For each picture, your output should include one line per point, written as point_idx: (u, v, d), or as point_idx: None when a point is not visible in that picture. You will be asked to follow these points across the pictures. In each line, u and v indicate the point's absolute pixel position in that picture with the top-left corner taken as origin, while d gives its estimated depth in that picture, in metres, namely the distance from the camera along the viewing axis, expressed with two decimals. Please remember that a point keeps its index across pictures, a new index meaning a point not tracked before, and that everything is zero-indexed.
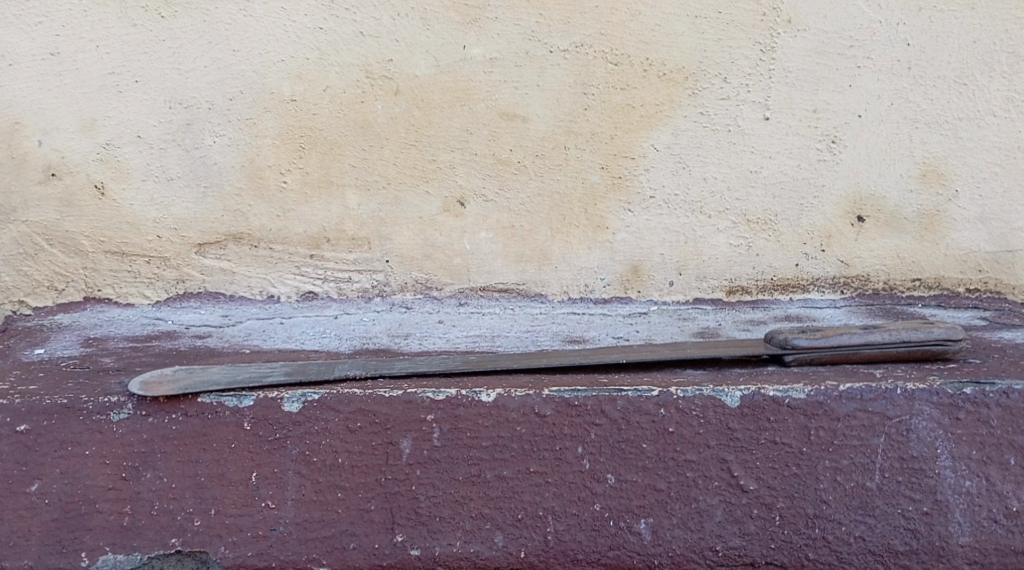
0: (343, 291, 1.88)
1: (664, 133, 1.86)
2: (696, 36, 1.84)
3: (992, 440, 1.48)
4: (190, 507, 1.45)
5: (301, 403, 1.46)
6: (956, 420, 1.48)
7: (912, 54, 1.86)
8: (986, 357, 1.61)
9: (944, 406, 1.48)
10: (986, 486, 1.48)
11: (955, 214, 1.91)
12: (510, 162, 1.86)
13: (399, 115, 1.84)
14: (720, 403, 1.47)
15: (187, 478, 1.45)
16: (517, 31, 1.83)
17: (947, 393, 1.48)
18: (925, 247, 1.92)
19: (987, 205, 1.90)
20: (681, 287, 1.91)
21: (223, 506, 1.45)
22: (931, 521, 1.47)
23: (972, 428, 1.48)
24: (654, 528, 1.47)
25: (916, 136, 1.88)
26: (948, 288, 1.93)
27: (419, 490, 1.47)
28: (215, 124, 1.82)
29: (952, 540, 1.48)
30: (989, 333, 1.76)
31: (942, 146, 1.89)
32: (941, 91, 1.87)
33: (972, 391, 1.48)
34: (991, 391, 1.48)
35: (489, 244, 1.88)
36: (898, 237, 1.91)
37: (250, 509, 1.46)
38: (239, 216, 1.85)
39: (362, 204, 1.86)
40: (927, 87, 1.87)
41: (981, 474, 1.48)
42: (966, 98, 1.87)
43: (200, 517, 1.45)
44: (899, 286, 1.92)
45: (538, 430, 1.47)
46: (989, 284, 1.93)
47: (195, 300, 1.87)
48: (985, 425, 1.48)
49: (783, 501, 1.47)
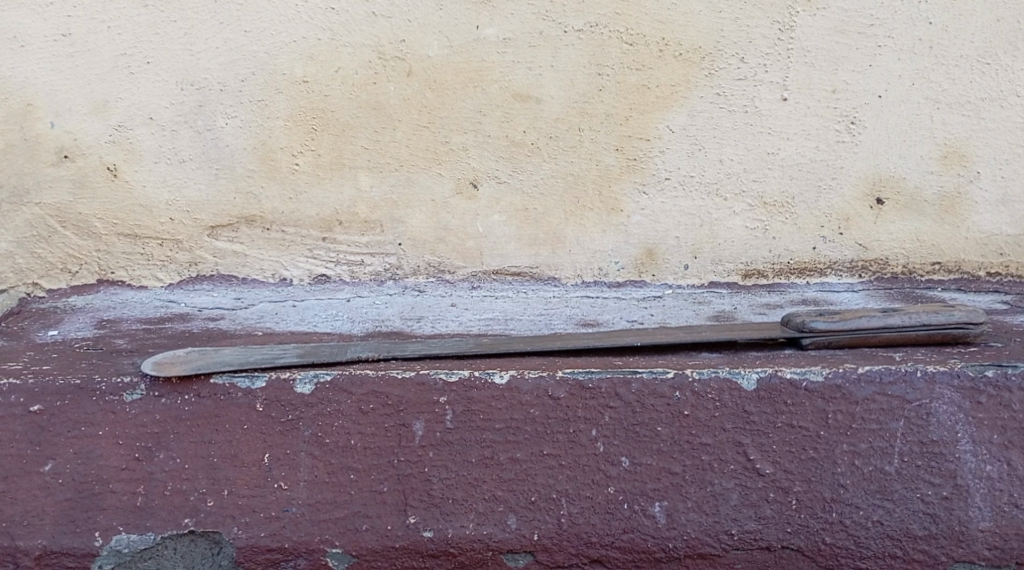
0: (356, 274, 1.88)
1: (679, 114, 1.85)
2: (711, 16, 1.82)
3: (1014, 424, 1.46)
4: (203, 487, 1.45)
5: (314, 384, 1.45)
6: (977, 403, 1.46)
7: (933, 33, 1.83)
8: (1007, 341, 1.59)
9: (965, 389, 1.46)
10: (1007, 471, 1.46)
11: (976, 197, 1.89)
12: (525, 144, 1.85)
13: (412, 96, 1.83)
14: (737, 386, 1.46)
15: (199, 459, 1.45)
16: (532, 11, 1.81)
17: (968, 376, 1.46)
18: (945, 230, 1.90)
19: (1010, 186, 1.88)
20: (696, 270, 1.90)
21: (236, 487, 1.45)
22: (951, 505, 1.46)
23: (993, 412, 1.46)
24: (668, 511, 1.46)
25: (937, 117, 1.86)
26: (968, 271, 1.91)
27: (433, 473, 1.46)
28: (227, 106, 1.82)
29: (972, 525, 1.46)
30: (1010, 316, 1.74)
31: (963, 126, 1.86)
32: (963, 71, 1.85)
33: (994, 374, 1.46)
34: (1013, 374, 1.46)
35: (502, 226, 1.87)
36: (918, 220, 1.89)
37: (263, 490, 1.45)
38: (252, 199, 1.84)
39: (375, 186, 1.85)
40: (949, 66, 1.85)
41: (1002, 458, 1.46)
42: (989, 78, 1.85)
43: (213, 497, 1.45)
44: (918, 270, 1.91)
45: (551, 413, 1.46)
46: (1011, 268, 1.91)
47: (208, 282, 1.87)
48: (1007, 408, 1.46)
49: (800, 484, 1.46)
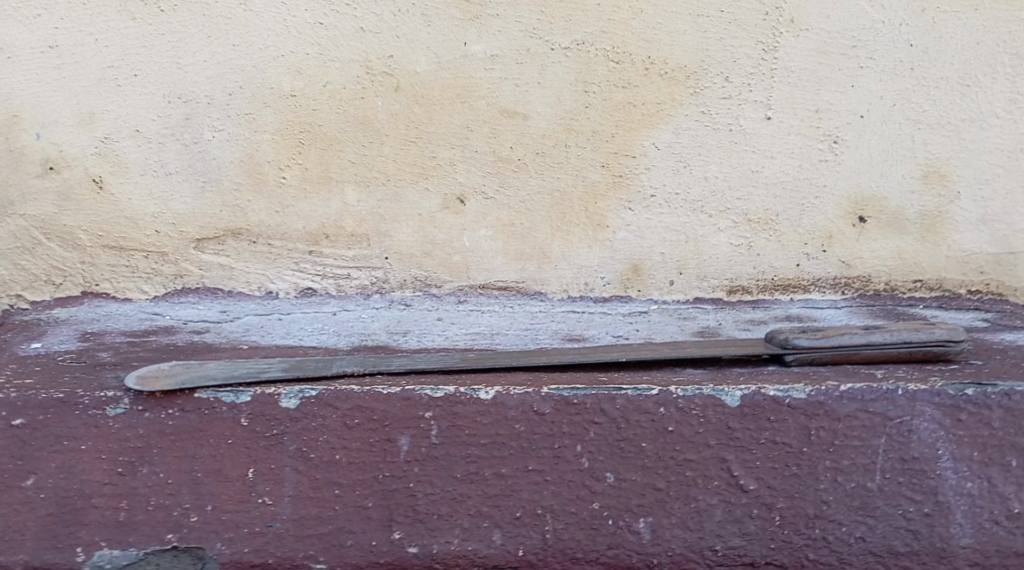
0: (342, 287, 1.88)
1: (664, 132, 1.86)
2: (697, 35, 1.83)
3: (994, 441, 1.48)
4: (186, 503, 1.44)
5: (298, 399, 1.45)
6: (958, 421, 1.47)
7: (915, 54, 1.85)
8: (986, 359, 1.60)
9: (945, 407, 1.47)
10: (987, 488, 1.48)
11: (957, 216, 1.90)
12: (511, 161, 1.86)
13: (399, 112, 1.83)
14: (720, 403, 1.46)
15: (183, 474, 1.44)
16: (519, 28, 1.82)
17: (949, 394, 1.47)
18: (927, 248, 1.91)
19: (989, 206, 1.90)
20: (682, 285, 1.91)
21: (220, 502, 1.45)
22: (932, 522, 1.48)
23: (974, 430, 1.47)
24: (653, 527, 1.48)
25: (918, 137, 1.87)
26: (949, 289, 1.92)
27: (418, 488, 1.46)
28: (214, 119, 1.82)
29: (953, 542, 1.49)
30: (991, 335, 1.76)
31: (945, 147, 1.88)
32: (944, 92, 1.86)
33: (974, 392, 1.47)
34: (993, 392, 1.47)
35: (489, 241, 1.88)
36: (900, 238, 1.90)
37: (247, 505, 1.45)
38: (238, 211, 1.84)
39: (362, 200, 1.85)
40: (930, 88, 1.86)
41: (982, 475, 1.48)
42: (969, 99, 1.87)
43: (197, 513, 1.45)
44: (900, 287, 1.92)
45: (537, 429, 1.46)
46: (991, 286, 1.93)
47: (193, 295, 1.86)
48: (987, 426, 1.47)
49: (783, 501, 1.47)
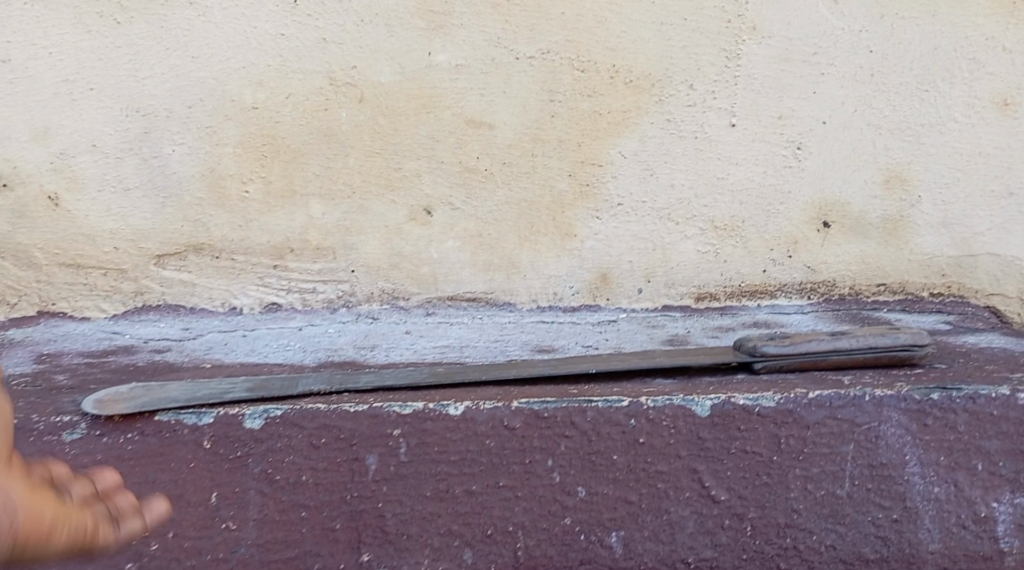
0: (308, 301, 1.85)
1: (631, 140, 1.84)
2: (661, 43, 1.82)
3: (959, 446, 1.48)
4: (146, 530, 1.41)
5: (263, 419, 1.41)
6: (923, 425, 1.47)
7: (875, 60, 1.84)
8: (951, 363, 1.61)
9: (911, 412, 1.47)
10: (954, 492, 1.49)
11: (918, 220, 1.90)
12: (478, 171, 1.84)
13: (364, 123, 1.81)
14: (691, 412, 1.44)
15: (142, 500, 1.41)
16: (484, 38, 1.80)
17: (915, 399, 1.46)
18: (890, 252, 1.91)
19: (950, 209, 1.90)
20: (650, 294, 1.90)
21: (182, 528, 1.42)
22: (901, 528, 1.49)
23: (939, 434, 1.47)
24: (625, 541, 1.47)
25: (879, 142, 1.87)
26: (912, 292, 1.92)
27: (386, 508, 1.44)
28: (173, 133, 1.78)
29: (921, 547, 1.50)
30: (955, 337, 1.78)
31: (905, 152, 1.88)
32: (905, 98, 1.86)
33: (939, 396, 1.47)
34: (957, 396, 1.47)
35: (457, 252, 1.86)
36: (863, 242, 1.90)
37: (210, 531, 1.42)
38: (200, 226, 1.81)
39: (327, 213, 1.83)
40: (890, 94, 1.86)
41: (949, 480, 1.49)
42: (928, 105, 1.86)
43: (156, 540, 1.41)
44: (864, 291, 1.92)
45: (507, 444, 1.44)
46: (953, 288, 1.93)
47: (155, 312, 1.83)
48: (952, 430, 1.47)
49: (754, 511, 1.48)
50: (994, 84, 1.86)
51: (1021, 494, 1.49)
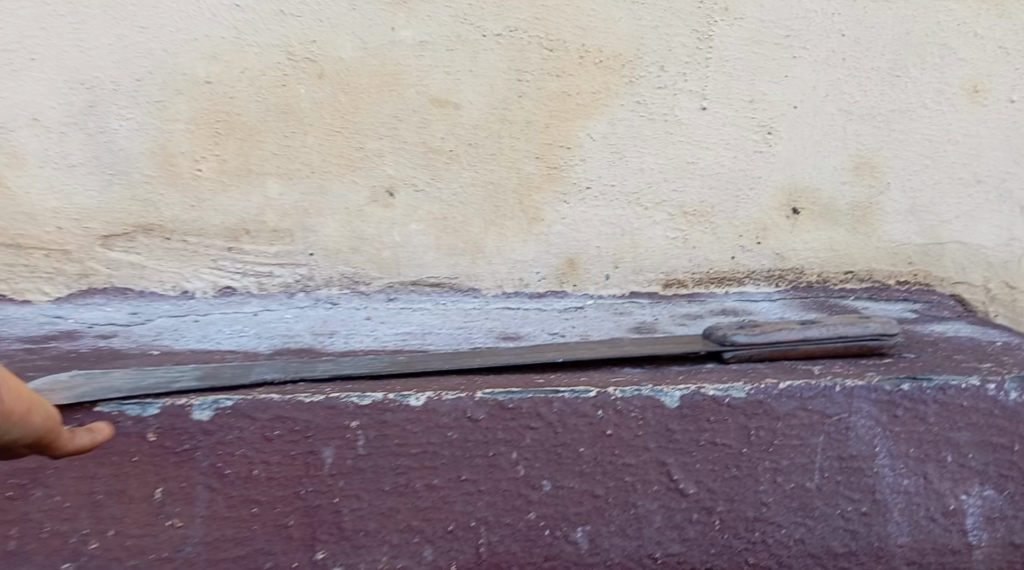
0: (264, 285, 1.79)
1: (600, 122, 1.79)
2: (632, 23, 1.76)
3: (930, 437, 1.44)
4: (85, 528, 1.35)
5: (213, 410, 1.35)
6: (893, 417, 1.43)
7: (847, 44, 1.80)
8: (919, 352, 1.57)
9: (882, 403, 1.43)
10: (924, 484, 1.46)
11: (886, 207, 1.86)
12: (443, 152, 1.78)
13: (324, 101, 1.74)
14: (660, 403, 1.40)
15: (82, 496, 1.34)
16: (449, 14, 1.73)
17: (885, 390, 1.42)
18: (858, 240, 1.87)
19: (918, 197, 1.86)
20: (617, 280, 1.85)
21: (123, 526, 1.35)
22: (870, 521, 1.45)
23: (909, 425, 1.44)
24: (591, 536, 1.42)
25: (849, 128, 1.83)
26: (880, 280, 1.89)
27: (342, 504, 1.38)
28: (121, 107, 1.71)
29: (891, 540, 1.46)
30: (921, 325, 1.74)
31: (875, 138, 1.84)
32: (875, 83, 1.82)
33: (909, 387, 1.43)
34: (928, 387, 1.43)
35: (420, 235, 1.80)
36: (833, 230, 1.86)
37: (155, 529, 1.36)
38: (150, 206, 1.74)
39: (285, 193, 1.76)
40: (862, 79, 1.81)
41: (919, 472, 1.45)
42: (899, 90, 1.82)
43: (96, 539, 1.35)
44: (832, 279, 1.88)
45: (470, 436, 1.38)
46: (919, 276, 1.89)
47: (101, 296, 1.76)
48: (923, 421, 1.44)
49: (723, 504, 1.43)
50: (965, 71, 1.82)
51: (991, 487, 1.47)
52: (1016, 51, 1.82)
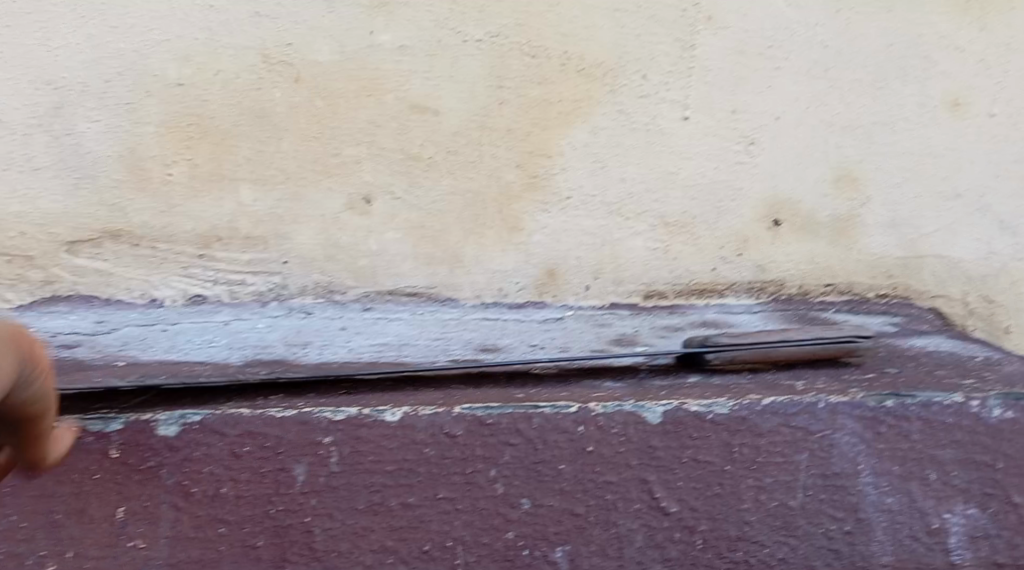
0: (236, 294, 1.74)
1: (582, 131, 1.75)
2: (615, 31, 1.73)
3: (913, 455, 1.40)
4: (42, 549, 1.30)
5: (179, 426, 1.31)
6: (877, 434, 1.39)
7: (829, 56, 1.77)
8: (900, 367, 1.54)
9: (866, 420, 1.39)
10: (907, 503, 1.40)
11: (868, 220, 1.82)
12: (423, 158, 1.73)
13: (300, 105, 1.70)
14: (641, 419, 1.36)
15: (40, 516, 1.30)
16: (429, 18, 1.70)
17: (869, 406, 1.39)
18: (838, 252, 1.83)
19: (899, 210, 1.82)
20: (597, 291, 1.81)
21: (83, 548, 1.31)
22: (853, 541, 1.40)
23: (893, 443, 1.39)
24: (571, 556, 1.38)
25: (831, 140, 1.80)
26: (859, 293, 1.85)
27: (315, 523, 1.33)
28: (89, 109, 1.67)
29: (873, 560, 1.41)
30: (902, 340, 1.71)
31: (857, 151, 1.80)
32: (857, 96, 1.79)
33: (893, 404, 1.39)
34: (912, 404, 1.39)
35: (397, 244, 1.75)
36: (813, 242, 1.82)
37: (115, 550, 1.31)
38: (118, 212, 1.70)
39: (258, 200, 1.71)
40: (844, 91, 1.79)
41: (902, 490, 1.40)
42: (880, 103, 1.79)
43: (54, 560, 1.31)
44: (813, 291, 1.84)
45: (447, 453, 1.34)
46: (898, 289, 1.85)
47: (65, 304, 1.71)
48: (906, 438, 1.39)
49: (705, 523, 1.38)
50: (947, 84, 1.80)
51: (974, 505, 1.41)
52: (998, 64, 1.80)
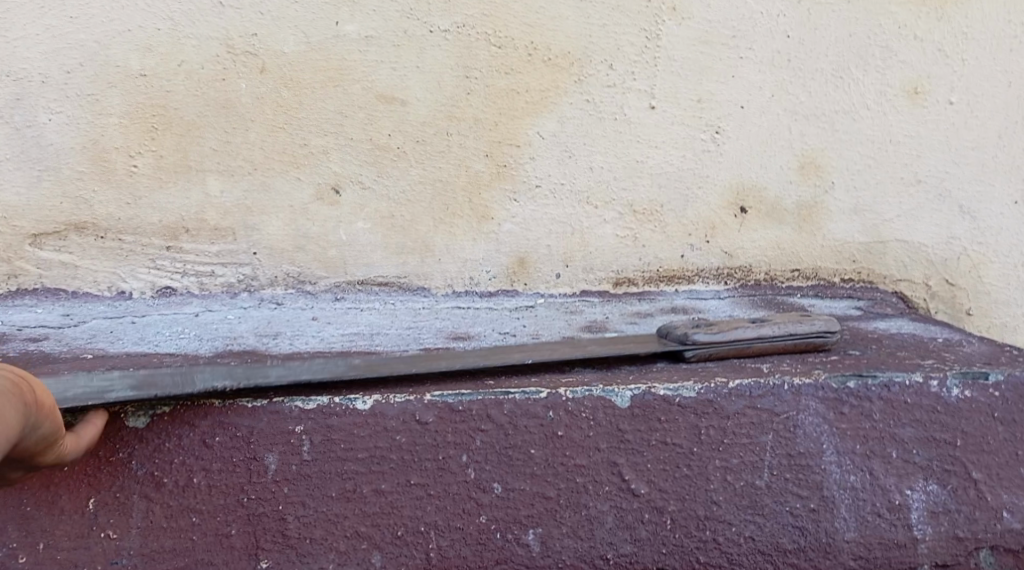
0: (206, 286, 1.74)
1: (549, 120, 1.76)
2: (581, 20, 1.74)
3: (874, 433, 1.42)
4: (13, 541, 1.30)
5: (149, 417, 1.31)
6: (840, 414, 1.41)
7: (791, 46, 1.79)
8: (865, 349, 1.56)
9: (829, 401, 1.41)
10: (870, 480, 1.42)
11: (832, 206, 1.85)
12: (390, 149, 1.74)
13: (267, 96, 1.69)
14: (611, 403, 1.37)
15: (9, 508, 1.30)
16: (395, 9, 1.70)
17: (832, 387, 1.41)
18: (804, 238, 1.85)
19: (862, 197, 1.85)
20: (567, 279, 1.82)
21: (54, 539, 1.31)
22: (817, 518, 1.42)
23: (855, 422, 1.42)
24: (542, 538, 1.38)
25: (795, 128, 1.81)
26: (825, 278, 1.87)
27: (288, 510, 1.34)
28: (49, 100, 1.66)
29: (838, 536, 1.42)
30: (866, 323, 1.72)
31: (820, 138, 1.82)
32: (820, 84, 1.80)
33: (855, 384, 1.41)
34: (873, 384, 1.41)
35: (367, 234, 1.75)
36: (779, 229, 1.84)
37: (88, 540, 1.31)
38: (83, 204, 1.69)
39: (226, 191, 1.71)
40: (806, 79, 1.80)
41: (864, 468, 1.42)
42: (843, 91, 1.81)
43: (25, 552, 1.30)
44: (779, 276, 1.86)
45: (419, 439, 1.35)
46: (863, 274, 1.87)
47: (32, 297, 1.70)
48: (868, 418, 1.42)
49: (675, 503, 1.40)
50: (906, 72, 1.81)
51: (934, 481, 1.43)
52: (956, 53, 1.81)
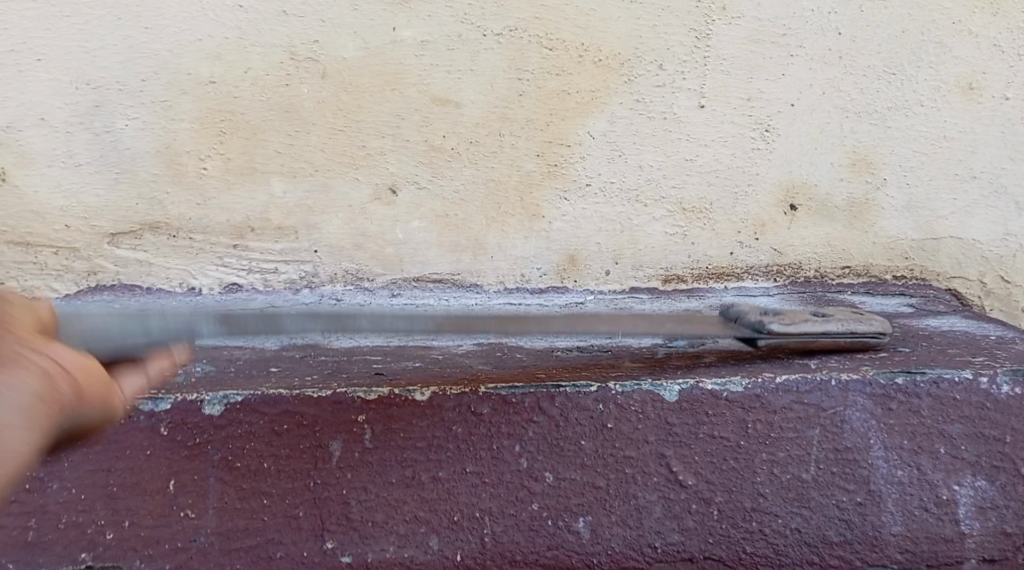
0: (269, 282, 1.82)
1: (599, 121, 1.81)
2: (630, 22, 1.78)
3: (922, 429, 1.45)
4: (101, 519, 1.39)
5: (223, 405, 1.38)
6: (888, 410, 1.45)
7: (844, 43, 1.81)
8: (914, 347, 1.60)
9: (876, 397, 1.45)
10: (916, 475, 1.46)
11: (883, 203, 1.88)
12: (444, 149, 1.80)
13: (327, 100, 1.76)
14: (659, 397, 1.42)
15: (97, 488, 1.38)
16: (449, 14, 1.76)
17: (880, 383, 1.45)
18: (854, 235, 1.89)
19: (915, 193, 1.87)
20: (617, 275, 1.88)
21: (138, 518, 1.39)
22: (864, 511, 1.46)
23: (903, 418, 1.45)
24: (593, 526, 1.44)
25: (846, 125, 1.85)
26: (876, 275, 1.91)
27: (351, 495, 1.41)
28: (127, 107, 1.75)
29: (885, 530, 1.46)
30: (917, 320, 1.76)
31: (871, 135, 1.85)
32: (871, 80, 1.83)
33: (903, 381, 1.45)
34: (921, 380, 1.45)
35: (422, 233, 1.83)
36: (830, 225, 1.89)
37: (168, 519, 1.39)
38: (156, 204, 1.78)
39: (289, 191, 1.79)
40: (856, 77, 1.83)
41: (911, 463, 1.45)
42: (895, 87, 1.84)
43: (112, 530, 1.39)
44: (829, 273, 1.90)
45: (474, 430, 1.41)
46: (915, 271, 1.91)
47: (110, 292, 1.80)
48: (915, 415, 1.45)
49: (721, 495, 1.45)
50: (962, 69, 1.83)
51: (982, 477, 1.46)
52: (1012, 49, 1.82)
